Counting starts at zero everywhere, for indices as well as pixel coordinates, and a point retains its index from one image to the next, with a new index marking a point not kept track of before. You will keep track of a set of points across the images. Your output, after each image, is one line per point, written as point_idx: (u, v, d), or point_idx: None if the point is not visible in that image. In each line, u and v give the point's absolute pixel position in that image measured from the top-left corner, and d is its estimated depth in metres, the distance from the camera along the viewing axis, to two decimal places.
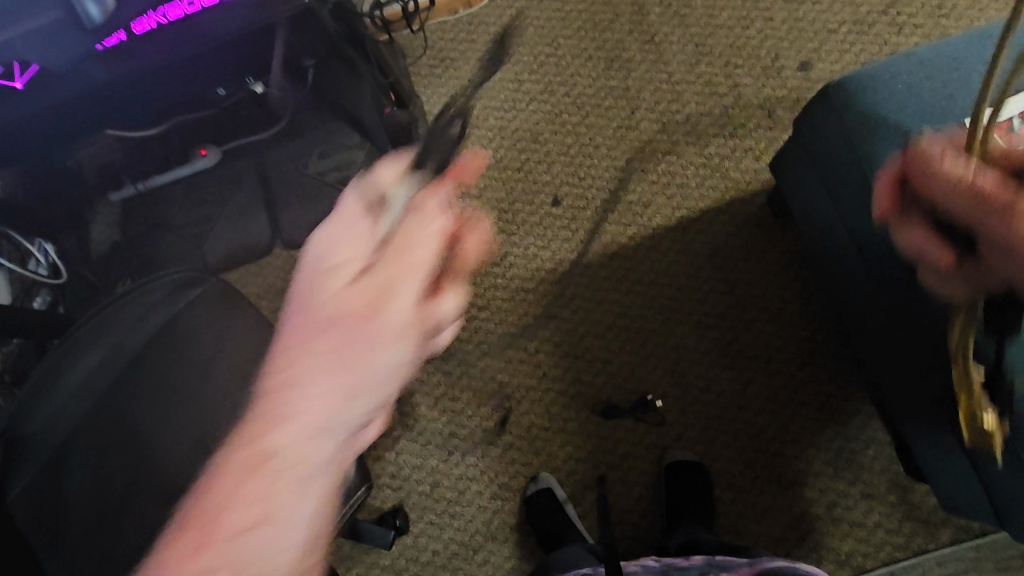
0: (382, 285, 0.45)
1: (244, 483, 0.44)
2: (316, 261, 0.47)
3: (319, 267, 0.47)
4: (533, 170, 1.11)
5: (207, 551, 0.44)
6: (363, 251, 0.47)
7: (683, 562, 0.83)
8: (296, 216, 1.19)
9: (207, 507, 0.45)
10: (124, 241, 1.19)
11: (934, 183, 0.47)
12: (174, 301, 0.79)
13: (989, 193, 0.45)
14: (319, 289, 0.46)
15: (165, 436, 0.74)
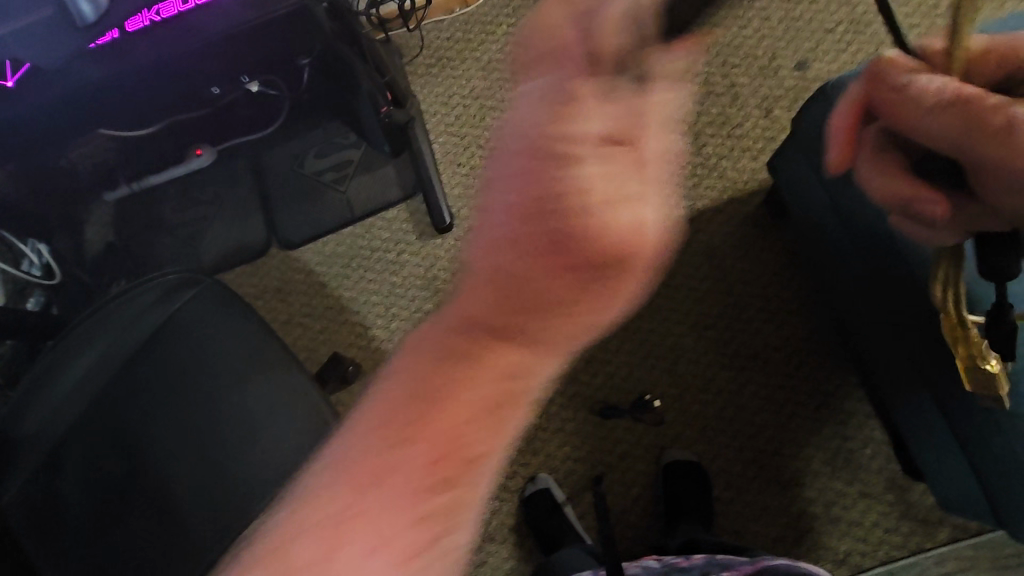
0: (639, 192, 0.36)
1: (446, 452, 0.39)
2: (550, 168, 0.35)
3: (554, 175, 0.35)
4: None
5: (444, 531, 0.39)
6: (602, 143, 0.36)
7: (684, 562, 0.83)
8: (292, 216, 1.18)
9: (394, 478, 0.39)
10: (119, 241, 1.18)
11: (911, 106, 0.45)
12: (169, 303, 0.78)
13: (974, 105, 0.43)
14: (564, 204, 0.36)
15: (160, 438, 0.74)
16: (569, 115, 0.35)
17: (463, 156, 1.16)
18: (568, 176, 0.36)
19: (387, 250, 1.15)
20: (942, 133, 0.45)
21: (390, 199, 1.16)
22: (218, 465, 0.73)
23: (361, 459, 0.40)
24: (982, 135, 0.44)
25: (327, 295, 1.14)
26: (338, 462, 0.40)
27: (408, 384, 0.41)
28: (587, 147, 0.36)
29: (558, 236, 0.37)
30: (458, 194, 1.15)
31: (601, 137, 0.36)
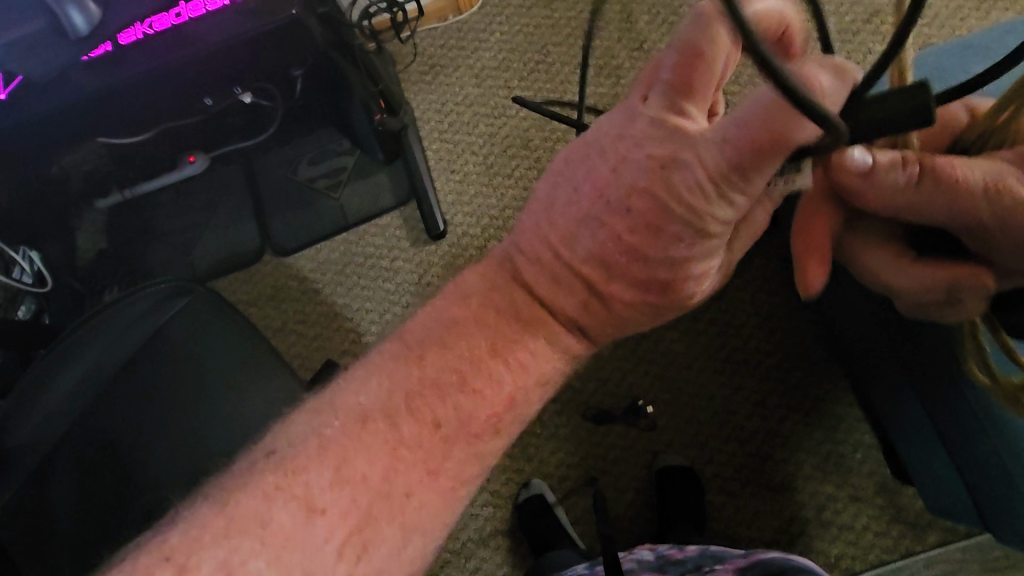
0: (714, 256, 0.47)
1: (481, 438, 0.47)
2: (675, 219, 0.44)
3: (673, 229, 0.45)
4: (524, 176, 1.14)
5: (405, 524, 0.43)
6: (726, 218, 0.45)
7: (679, 552, 0.85)
8: (285, 222, 1.18)
9: (427, 450, 0.45)
10: (111, 249, 1.19)
11: (884, 186, 0.45)
12: (161, 312, 0.78)
13: (935, 175, 0.44)
14: (659, 246, 0.46)
15: (152, 448, 0.74)
16: (720, 191, 0.42)
17: (456, 161, 1.17)
18: (677, 231, 0.45)
19: (381, 257, 1.15)
20: (928, 206, 0.45)
21: (384, 205, 1.16)
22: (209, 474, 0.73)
23: (410, 421, 0.45)
24: (964, 194, 0.45)
25: (321, 301, 1.14)
26: (379, 418, 0.45)
27: (466, 362, 0.48)
28: (706, 215, 0.43)
29: (641, 266, 0.47)
30: (451, 201, 1.15)
31: (723, 215, 0.44)
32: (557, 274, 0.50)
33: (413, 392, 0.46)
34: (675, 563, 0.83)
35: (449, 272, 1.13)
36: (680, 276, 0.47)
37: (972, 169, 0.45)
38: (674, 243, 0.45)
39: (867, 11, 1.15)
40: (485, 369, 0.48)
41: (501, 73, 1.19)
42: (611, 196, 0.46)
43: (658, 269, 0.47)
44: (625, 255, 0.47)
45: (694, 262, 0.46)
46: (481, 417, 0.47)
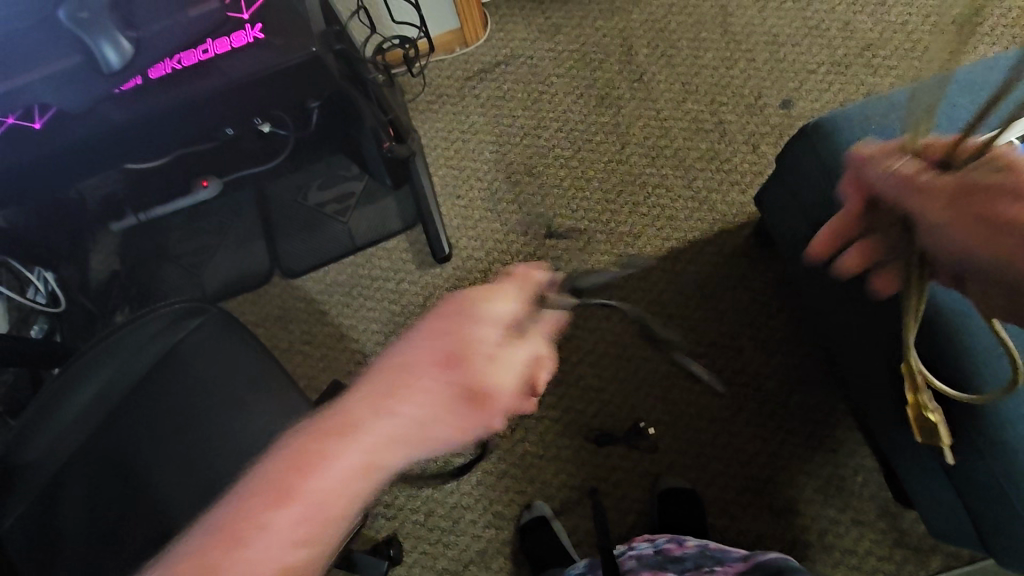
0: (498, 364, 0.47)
1: (299, 539, 0.42)
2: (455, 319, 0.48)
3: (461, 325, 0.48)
4: (527, 202, 1.17)
5: None
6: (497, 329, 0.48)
7: (679, 547, 0.87)
8: (294, 245, 1.21)
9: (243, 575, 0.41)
10: (123, 270, 1.22)
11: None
12: (177, 331, 0.80)
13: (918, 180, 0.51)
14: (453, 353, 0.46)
15: (165, 465, 0.75)
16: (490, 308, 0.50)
17: (461, 186, 1.20)
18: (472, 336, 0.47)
19: (387, 279, 1.17)
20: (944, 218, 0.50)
21: (391, 228, 1.19)
22: (214, 492, 0.74)
23: (224, 549, 0.41)
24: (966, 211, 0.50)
25: (327, 323, 1.16)
26: (195, 558, 0.41)
27: (282, 463, 0.44)
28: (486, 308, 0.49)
29: (451, 375, 0.45)
30: (457, 225, 1.18)
31: (496, 311, 0.49)
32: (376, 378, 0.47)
33: (235, 525, 0.42)
34: (674, 563, 0.85)
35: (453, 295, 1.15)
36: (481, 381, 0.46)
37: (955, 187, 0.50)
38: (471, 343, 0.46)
39: (859, 44, 1.20)
40: (301, 480, 0.43)
41: (505, 102, 1.23)
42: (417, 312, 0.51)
43: (458, 360, 0.46)
44: (428, 341, 0.47)
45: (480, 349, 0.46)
46: (301, 528, 0.42)
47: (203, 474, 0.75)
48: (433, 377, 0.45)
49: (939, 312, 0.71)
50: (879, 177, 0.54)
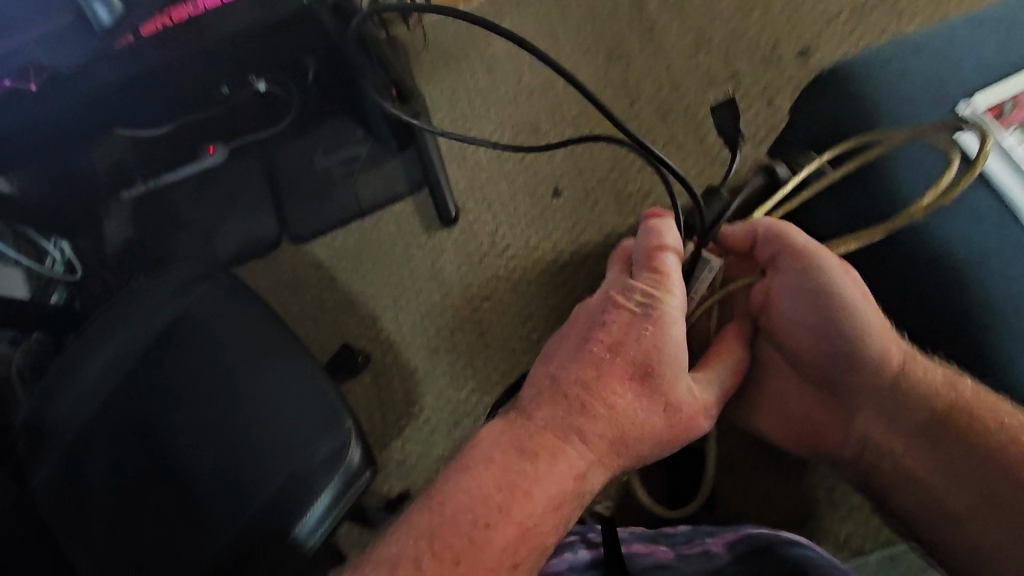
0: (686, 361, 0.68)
1: (521, 549, 0.58)
2: (665, 316, 0.66)
3: (664, 324, 0.66)
4: (534, 162, 1.17)
5: None
6: (677, 311, 0.67)
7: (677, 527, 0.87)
8: (304, 211, 1.22)
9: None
10: (136, 238, 1.24)
11: (809, 294, 0.69)
12: (183, 296, 0.81)
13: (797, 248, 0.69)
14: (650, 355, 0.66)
15: (178, 428, 0.77)
16: (660, 293, 0.68)
17: (468, 146, 1.19)
18: (675, 342, 0.66)
19: (395, 244, 1.18)
20: (816, 299, 0.69)
21: (396, 193, 1.19)
22: (221, 451, 0.75)
23: (430, 560, 0.56)
24: (855, 307, 0.68)
25: (336, 288, 1.17)
26: (434, 558, 0.57)
27: (523, 492, 0.60)
28: (653, 292, 0.68)
29: (647, 375, 0.66)
30: (464, 187, 1.18)
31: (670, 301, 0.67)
32: (578, 387, 0.65)
33: (440, 535, 0.58)
34: (669, 538, 0.85)
35: (461, 258, 1.15)
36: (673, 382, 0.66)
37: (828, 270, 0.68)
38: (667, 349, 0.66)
39: None
40: (536, 469, 0.61)
41: (512, 60, 1.21)
42: (590, 312, 0.70)
43: (652, 360, 0.66)
44: (615, 349, 0.66)
45: (668, 344, 0.66)
46: (541, 520, 0.60)
47: (213, 437, 0.76)
48: (622, 377, 0.65)
49: (959, 269, 0.75)
50: (764, 236, 0.72)
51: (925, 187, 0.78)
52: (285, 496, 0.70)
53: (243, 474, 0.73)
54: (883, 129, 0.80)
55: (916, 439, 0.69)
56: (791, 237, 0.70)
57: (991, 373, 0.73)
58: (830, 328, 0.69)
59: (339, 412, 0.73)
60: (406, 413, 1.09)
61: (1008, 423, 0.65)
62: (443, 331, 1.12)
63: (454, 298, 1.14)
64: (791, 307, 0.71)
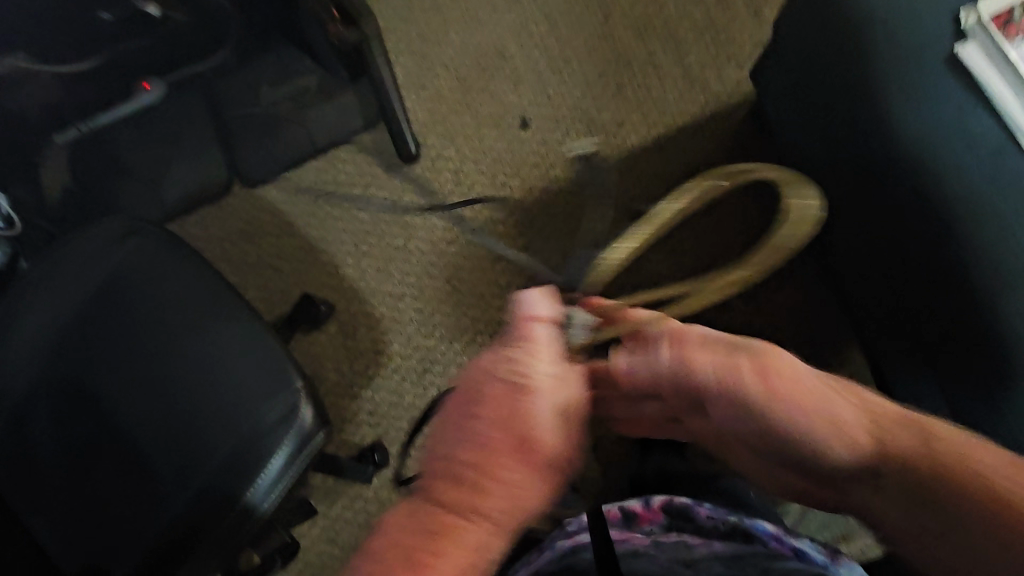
0: (573, 424, 0.54)
1: None
2: (536, 385, 0.52)
3: (535, 391, 0.52)
4: (499, 90, 1.09)
5: None
6: (549, 378, 0.53)
7: (660, 509, 0.72)
8: (255, 153, 1.12)
9: None
10: (76, 186, 1.12)
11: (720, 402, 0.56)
12: (114, 251, 0.75)
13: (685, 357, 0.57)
14: (532, 430, 0.50)
15: (126, 393, 0.72)
16: (531, 356, 0.53)
17: (427, 74, 1.10)
18: (552, 414, 0.52)
19: (353, 185, 1.10)
20: (729, 407, 0.56)
21: (352, 129, 1.11)
22: (168, 417, 0.71)
23: None
24: (771, 407, 0.54)
25: (294, 235, 1.10)
26: None
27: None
28: (526, 360, 0.53)
29: (528, 451, 0.49)
30: (423, 120, 1.09)
31: (543, 367, 0.53)
32: (456, 475, 0.47)
33: None
34: (648, 521, 0.70)
35: (424, 199, 1.08)
36: (557, 457, 0.50)
37: (729, 372, 0.55)
38: (550, 423, 0.51)
39: None
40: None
41: None
42: (467, 373, 0.53)
43: (531, 432, 0.50)
44: (495, 423, 0.49)
45: (548, 408, 0.51)
46: None
47: (166, 400, 0.71)
48: (494, 460, 0.48)
49: (950, 199, 0.68)
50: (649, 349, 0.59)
51: (916, 109, 0.70)
52: (238, 460, 0.67)
53: (196, 440, 0.70)
54: (878, 41, 0.72)
55: (903, 513, 0.51)
56: (668, 343, 0.58)
57: (983, 313, 0.66)
58: (759, 432, 0.56)
59: (287, 369, 0.70)
60: (374, 362, 1.05)
61: (985, 471, 0.48)
62: (408, 277, 1.07)
63: (419, 243, 1.07)
64: (715, 415, 0.58)
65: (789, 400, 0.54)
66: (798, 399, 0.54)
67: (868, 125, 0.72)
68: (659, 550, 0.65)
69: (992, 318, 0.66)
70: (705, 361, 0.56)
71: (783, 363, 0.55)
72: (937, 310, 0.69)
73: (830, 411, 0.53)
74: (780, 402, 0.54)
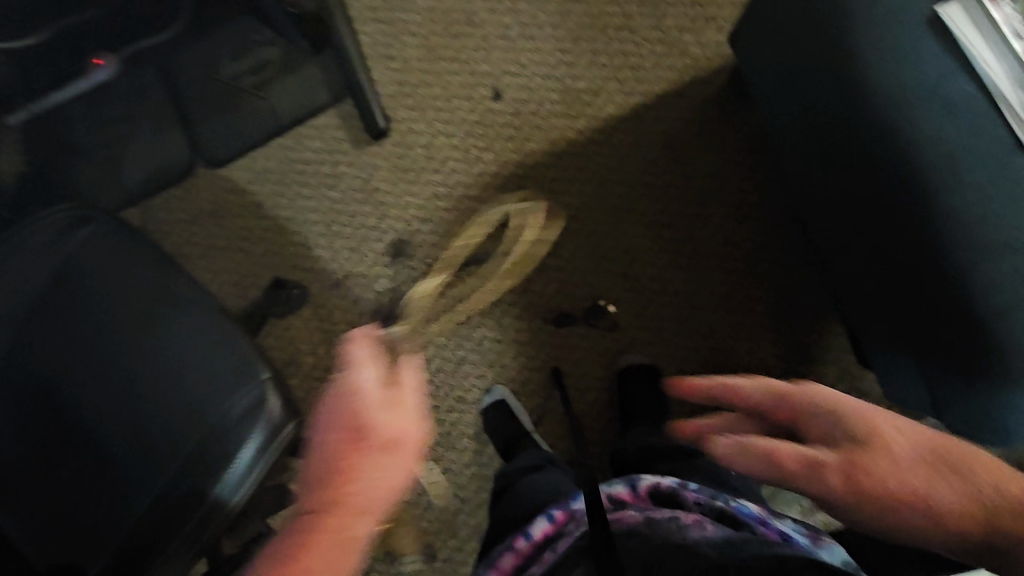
0: (409, 412, 0.58)
1: None
2: (359, 392, 0.56)
3: (359, 397, 0.56)
4: (470, 59, 1.05)
5: None
6: (372, 384, 0.57)
7: (648, 494, 0.71)
8: (217, 129, 1.04)
9: None
10: (30, 172, 0.96)
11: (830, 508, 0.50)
12: (65, 242, 0.71)
13: (773, 469, 0.50)
14: (367, 421, 0.55)
15: (88, 388, 0.70)
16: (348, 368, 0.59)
17: (394, 43, 1.05)
18: (378, 405, 0.56)
19: (321, 162, 1.07)
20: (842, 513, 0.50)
21: (317, 104, 1.07)
22: (134, 420, 0.69)
23: None
24: (885, 517, 0.47)
25: (263, 216, 1.07)
26: None
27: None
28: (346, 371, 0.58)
29: (357, 447, 0.54)
30: (392, 92, 1.05)
31: (359, 370, 0.58)
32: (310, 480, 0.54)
33: None
34: (636, 504, 0.70)
35: (395, 176, 1.05)
36: (403, 436, 0.56)
37: (831, 480, 0.48)
38: (383, 410, 0.56)
39: None
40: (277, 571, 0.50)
41: None
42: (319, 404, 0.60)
43: (358, 427, 0.55)
44: (329, 431, 0.55)
45: (370, 402, 0.56)
46: None
47: (130, 394, 0.69)
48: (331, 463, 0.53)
49: (927, 165, 0.66)
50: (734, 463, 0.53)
51: (893, 72, 0.68)
52: (205, 457, 0.65)
53: (161, 443, 0.67)
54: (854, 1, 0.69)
55: None
56: (750, 453, 0.52)
57: (959, 282, 0.65)
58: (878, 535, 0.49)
59: (253, 360, 0.68)
60: None
61: None
62: (383, 257, 1.04)
63: (392, 221, 1.04)
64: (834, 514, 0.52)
65: (884, 498, 0.47)
66: (897, 495, 0.47)
67: (845, 90, 0.70)
68: (650, 528, 0.63)
69: (964, 286, 0.65)
70: (788, 456, 0.50)
71: (877, 452, 0.49)
72: (914, 280, 0.68)
73: (940, 502, 0.47)
74: (871, 498, 0.47)
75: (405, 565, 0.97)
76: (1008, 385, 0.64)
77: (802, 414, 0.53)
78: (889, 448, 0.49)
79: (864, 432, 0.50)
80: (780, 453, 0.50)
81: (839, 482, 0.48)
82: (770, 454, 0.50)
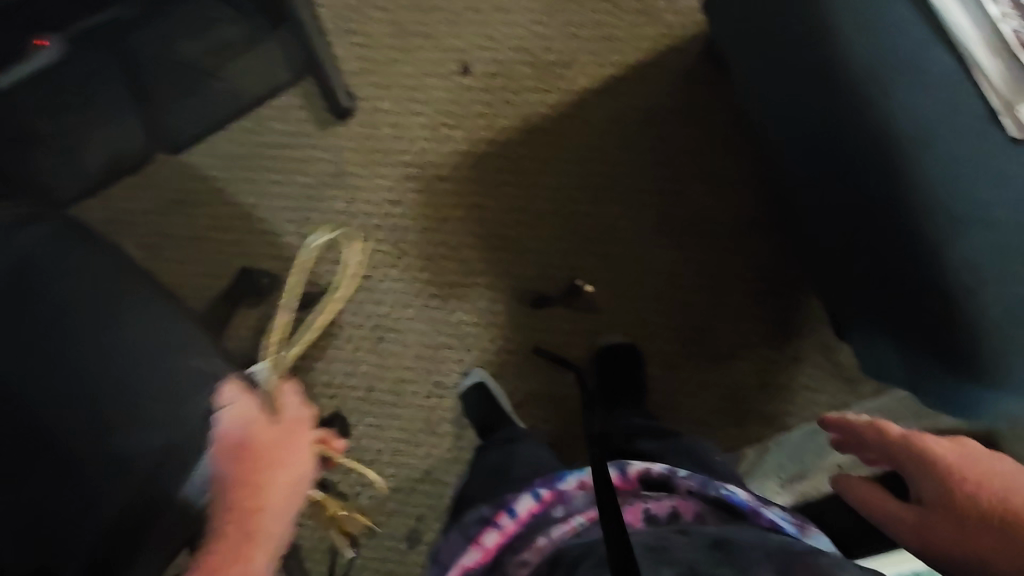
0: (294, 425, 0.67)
1: None
2: (240, 421, 0.65)
3: (242, 424, 0.65)
4: (437, 32, 1.01)
5: None
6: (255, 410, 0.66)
7: (637, 479, 0.66)
8: (174, 110, 0.99)
9: None
10: None
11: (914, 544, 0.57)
12: (10, 242, 0.67)
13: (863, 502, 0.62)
14: (254, 438, 0.65)
15: (42, 394, 0.66)
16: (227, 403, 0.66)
17: (357, 16, 1.01)
18: (264, 423, 0.66)
19: (287, 144, 1.02)
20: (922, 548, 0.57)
21: (278, 82, 1.02)
22: (72, 420, 0.66)
23: None
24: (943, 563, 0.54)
25: (228, 203, 1.02)
26: None
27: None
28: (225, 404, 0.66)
29: (254, 461, 0.63)
30: (357, 69, 1.01)
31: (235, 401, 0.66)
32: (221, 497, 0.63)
33: None
34: (626, 493, 0.65)
35: (364, 157, 1.01)
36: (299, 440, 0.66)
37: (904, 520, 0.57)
38: (266, 427, 0.65)
39: None
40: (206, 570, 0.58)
41: None
42: None
43: (251, 444, 0.64)
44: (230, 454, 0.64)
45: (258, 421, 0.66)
46: None
47: (87, 399, 0.66)
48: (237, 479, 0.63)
49: (902, 137, 0.65)
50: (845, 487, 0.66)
51: (867, 41, 0.66)
52: (165, 460, 0.65)
53: (106, 443, 0.66)
54: None
55: None
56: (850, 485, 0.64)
57: (937, 256, 0.64)
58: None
59: None
60: (324, 333, 0.99)
61: None
62: (354, 242, 1.00)
63: (362, 204, 1.01)
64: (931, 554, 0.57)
65: (944, 558, 0.53)
66: (956, 557, 0.52)
67: (820, 60, 0.68)
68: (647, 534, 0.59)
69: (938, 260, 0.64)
70: (870, 494, 0.61)
71: (948, 514, 0.54)
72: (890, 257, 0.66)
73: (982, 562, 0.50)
74: (931, 546, 0.54)
75: (390, 549, 0.97)
76: (979, 362, 0.64)
77: (903, 457, 0.61)
78: (965, 511, 0.53)
79: (944, 492, 0.55)
80: (864, 490, 0.62)
81: (910, 533, 0.56)
82: (860, 488, 0.63)
